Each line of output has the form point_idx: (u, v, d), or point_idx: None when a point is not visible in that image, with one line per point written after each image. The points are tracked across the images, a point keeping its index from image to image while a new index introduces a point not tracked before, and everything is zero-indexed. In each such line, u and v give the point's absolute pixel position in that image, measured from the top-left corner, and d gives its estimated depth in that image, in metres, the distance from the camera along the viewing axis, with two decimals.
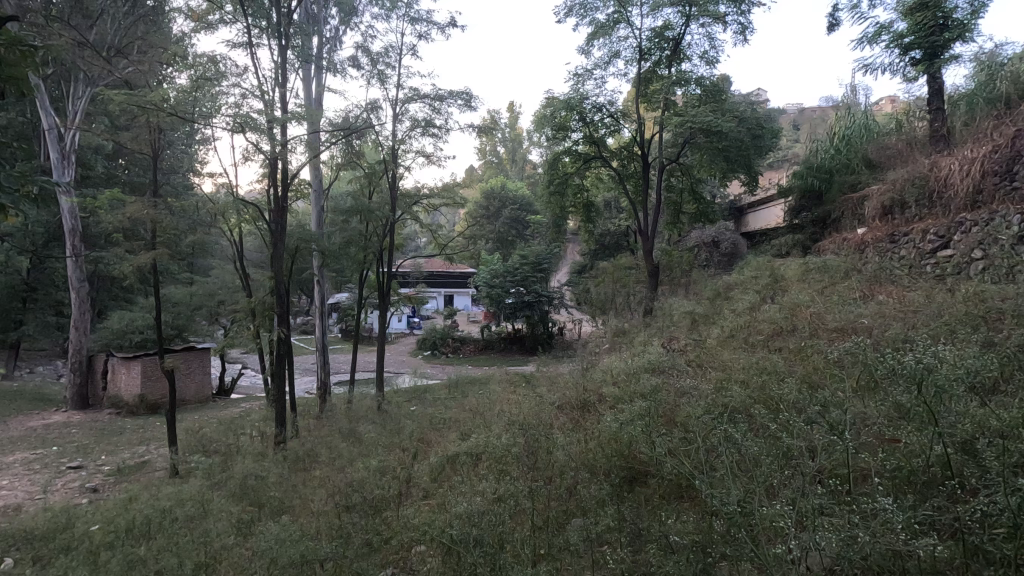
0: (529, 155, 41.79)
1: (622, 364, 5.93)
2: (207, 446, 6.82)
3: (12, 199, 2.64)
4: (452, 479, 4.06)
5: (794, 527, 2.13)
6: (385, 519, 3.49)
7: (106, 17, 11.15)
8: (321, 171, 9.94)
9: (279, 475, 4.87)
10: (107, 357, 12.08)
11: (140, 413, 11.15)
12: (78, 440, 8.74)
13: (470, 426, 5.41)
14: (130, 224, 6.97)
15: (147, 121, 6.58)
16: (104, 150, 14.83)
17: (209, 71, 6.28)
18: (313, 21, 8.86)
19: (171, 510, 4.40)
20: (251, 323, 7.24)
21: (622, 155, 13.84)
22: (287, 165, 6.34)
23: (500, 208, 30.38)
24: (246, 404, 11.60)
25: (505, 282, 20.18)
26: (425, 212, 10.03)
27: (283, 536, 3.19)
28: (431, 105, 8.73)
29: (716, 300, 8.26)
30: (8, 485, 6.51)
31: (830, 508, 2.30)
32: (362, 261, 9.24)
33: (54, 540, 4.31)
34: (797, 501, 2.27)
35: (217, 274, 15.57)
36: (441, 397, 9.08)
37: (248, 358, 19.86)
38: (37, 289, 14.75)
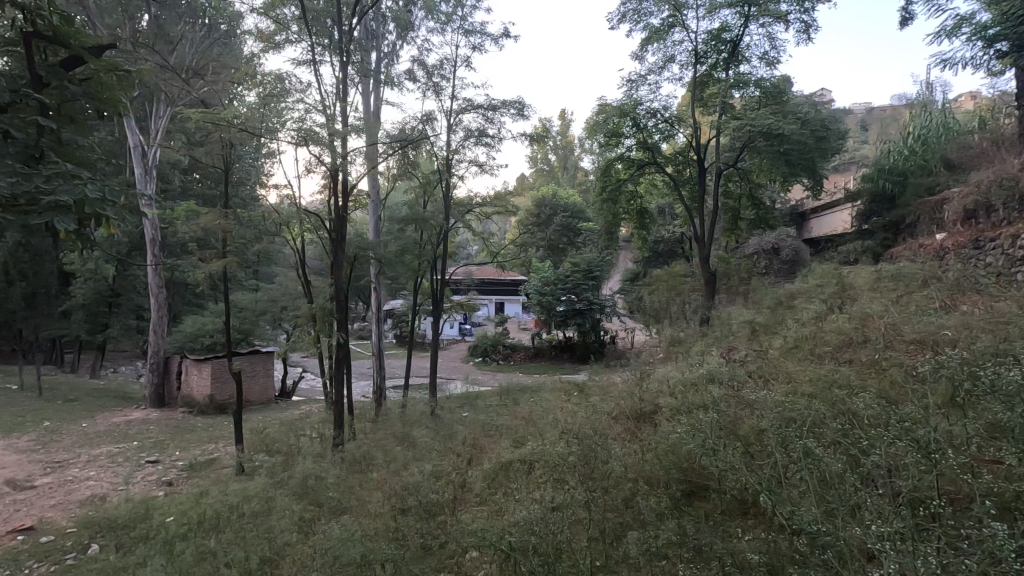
0: (581, 162, 41.71)
1: (678, 374, 5.80)
2: (271, 445, 7.12)
3: (117, 209, 2.84)
4: (506, 486, 4.07)
5: (885, 550, 1.99)
6: (441, 524, 3.54)
7: (185, 42, 11.99)
8: (377, 181, 10.26)
9: (338, 475, 5.01)
10: (181, 359, 12.85)
11: (209, 412, 11.79)
12: (156, 436, 9.32)
13: (525, 434, 5.41)
14: (203, 233, 7.42)
15: (220, 138, 7.00)
16: (181, 165, 15.92)
17: (276, 88, 6.61)
18: (372, 37, 9.20)
19: (239, 505, 4.61)
20: (312, 329, 7.52)
21: (678, 161, 13.65)
22: (348, 177, 6.54)
23: (552, 216, 30.36)
24: (306, 406, 12.07)
25: (556, 290, 20.12)
26: (478, 220, 10.17)
27: (346, 536, 3.29)
28: (485, 115, 8.87)
29: (777, 309, 7.96)
30: (95, 476, 7.03)
31: (923, 532, 2.15)
32: (417, 268, 9.44)
33: (134, 529, 4.64)
34: (885, 522, 2.12)
35: (281, 281, 16.35)
36: (494, 404, 9.12)
37: (308, 362, 20.67)
38: (121, 295, 15.92)
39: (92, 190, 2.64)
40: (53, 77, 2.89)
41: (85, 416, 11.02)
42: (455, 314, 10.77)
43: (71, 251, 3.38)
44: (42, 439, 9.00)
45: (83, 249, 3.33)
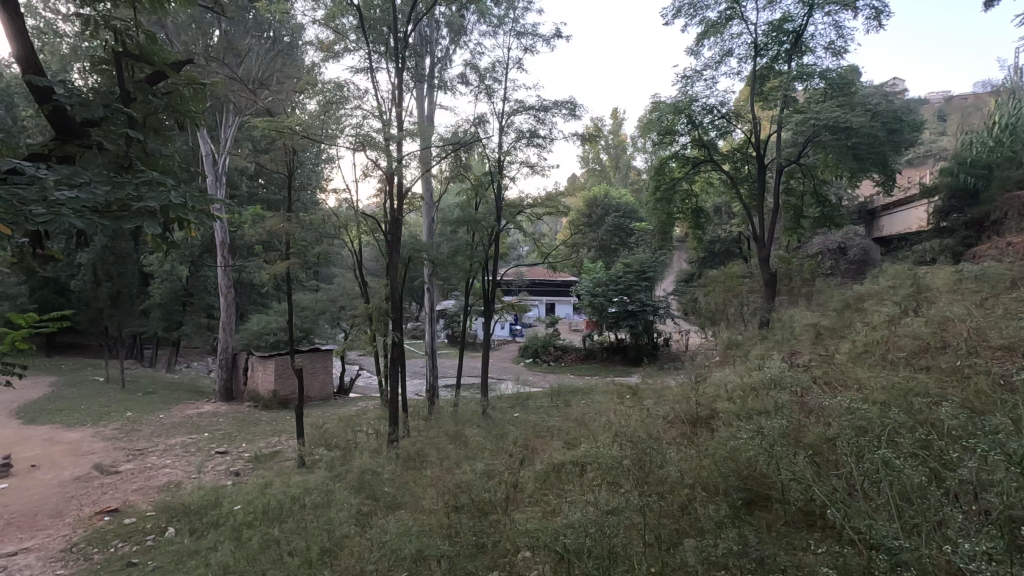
0: (633, 161, 41.04)
1: (737, 378, 5.60)
2: (330, 440, 7.39)
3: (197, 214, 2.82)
4: (558, 488, 4.05)
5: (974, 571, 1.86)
6: (494, 522, 3.58)
7: (253, 54, 12.63)
8: (431, 184, 10.48)
9: (393, 471, 5.14)
10: (248, 356, 13.52)
11: (273, 407, 12.36)
12: (225, 428, 9.88)
13: (576, 436, 5.38)
14: (268, 236, 7.79)
15: (283, 145, 7.32)
16: (247, 171, 16.77)
17: (335, 95, 6.84)
18: (426, 43, 9.40)
19: (301, 497, 4.81)
20: (368, 328, 7.74)
21: (736, 158, 13.32)
22: (403, 180, 6.68)
23: (604, 216, 30.02)
24: (362, 403, 12.45)
25: (608, 291, 19.88)
26: (530, 221, 10.19)
27: (403, 531, 3.39)
28: (536, 116, 8.88)
29: (845, 311, 7.55)
30: (171, 464, 7.52)
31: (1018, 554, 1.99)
32: (469, 269, 9.55)
33: (206, 515, 4.95)
34: (974, 542, 1.99)
35: (339, 282, 16.95)
36: (545, 405, 9.12)
37: (364, 360, 21.30)
38: (194, 294, 16.95)
39: (177, 196, 2.57)
40: (139, 92, 3.11)
41: (162, 408, 11.81)
42: (507, 315, 10.82)
43: (159, 253, 3.33)
44: (125, 428, 9.71)
45: (168, 253, 3.38)
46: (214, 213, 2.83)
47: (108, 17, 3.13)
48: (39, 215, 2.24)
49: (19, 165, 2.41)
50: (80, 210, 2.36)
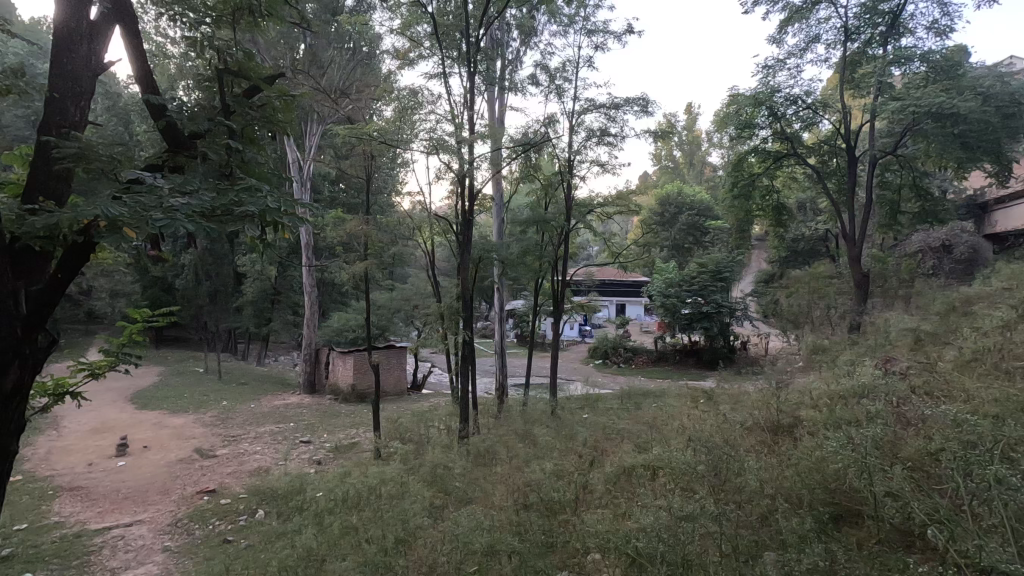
0: (709, 157, 39.59)
1: (823, 385, 5.27)
2: (404, 434, 7.67)
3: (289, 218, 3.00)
4: (630, 491, 3.99)
5: None
6: (563, 522, 3.58)
7: (335, 65, 13.32)
8: (501, 185, 10.60)
9: (464, 466, 5.25)
10: (329, 351, 14.28)
11: (352, 400, 12.98)
12: (308, 419, 10.50)
13: (648, 439, 5.27)
14: (348, 238, 8.19)
15: (363, 150, 7.67)
16: (329, 177, 17.72)
17: (409, 101, 7.07)
18: (497, 45, 9.52)
19: (377, 487, 5.02)
20: (440, 326, 7.95)
21: (822, 150, 12.52)
22: (474, 182, 6.79)
23: (677, 215, 29.13)
24: (434, 399, 12.80)
25: (681, 291, 19.28)
26: (600, 221, 10.07)
27: (475, 525, 3.48)
28: (607, 114, 8.76)
29: (949, 315, 6.91)
30: (261, 450, 8.09)
31: None
32: (538, 269, 9.57)
33: (292, 499, 5.29)
34: None
35: (413, 281, 17.54)
36: (614, 407, 8.99)
37: (436, 358, 21.91)
38: (281, 293, 18.11)
39: (272, 201, 2.77)
40: (238, 105, 3.34)
41: (253, 398, 12.72)
42: (576, 315, 10.75)
43: (255, 256, 3.56)
44: (222, 416, 10.55)
45: (267, 255, 3.59)
46: (304, 215, 2.98)
47: (212, 37, 3.43)
48: (157, 219, 2.42)
49: (140, 175, 2.65)
50: (190, 215, 2.54)
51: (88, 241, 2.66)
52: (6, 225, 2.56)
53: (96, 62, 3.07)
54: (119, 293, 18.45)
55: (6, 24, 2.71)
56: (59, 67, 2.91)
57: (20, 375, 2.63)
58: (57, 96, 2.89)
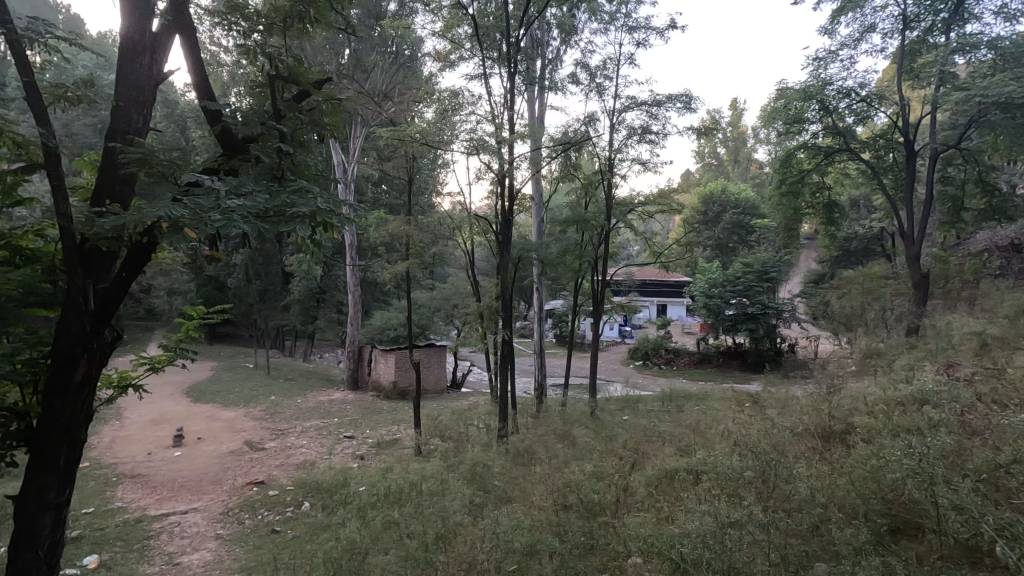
0: (755, 153, 38.47)
1: (879, 391, 5.02)
2: (444, 431, 7.75)
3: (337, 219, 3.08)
4: (672, 495, 3.90)
5: None
6: (604, 525, 3.54)
7: (378, 69, 13.60)
8: (541, 184, 10.58)
9: (503, 465, 5.26)
10: (371, 349, 14.58)
11: (393, 397, 13.22)
12: (351, 415, 10.77)
13: (691, 443, 5.15)
14: (390, 238, 8.35)
15: (405, 152, 7.80)
16: (372, 178, 18.11)
17: (450, 103, 7.14)
18: (537, 45, 9.51)
19: (417, 483, 5.10)
20: (480, 325, 7.99)
21: (878, 145, 11.95)
22: (514, 182, 6.80)
23: (721, 213, 28.41)
24: (473, 398, 12.90)
25: (725, 292, 18.79)
26: (641, 220, 9.92)
27: (515, 525, 3.49)
28: (649, 111, 8.61)
29: (1020, 318, 6.48)
30: (306, 444, 8.34)
31: None
32: (577, 269, 9.51)
33: (336, 493, 5.44)
34: None
35: (453, 281, 17.73)
36: (655, 409, 8.84)
37: (475, 358, 22.08)
38: (326, 292, 18.62)
39: (322, 202, 2.86)
40: (290, 110, 3.48)
41: (300, 394, 13.12)
42: (616, 315, 10.62)
43: (304, 256, 3.67)
44: (270, 410, 10.94)
45: (316, 255, 3.70)
46: (350, 215, 3.05)
47: (264, 44, 3.56)
48: (216, 220, 2.53)
49: (199, 178, 2.77)
50: (246, 216, 2.64)
51: (150, 241, 2.81)
52: (78, 226, 2.72)
53: (157, 71, 3.23)
54: (176, 291, 19.39)
55: (76, 38, 2.88)
56: (124, 78, 3.08)
57: (88, 368, 2.80)
58: (122, 105, 3.05)
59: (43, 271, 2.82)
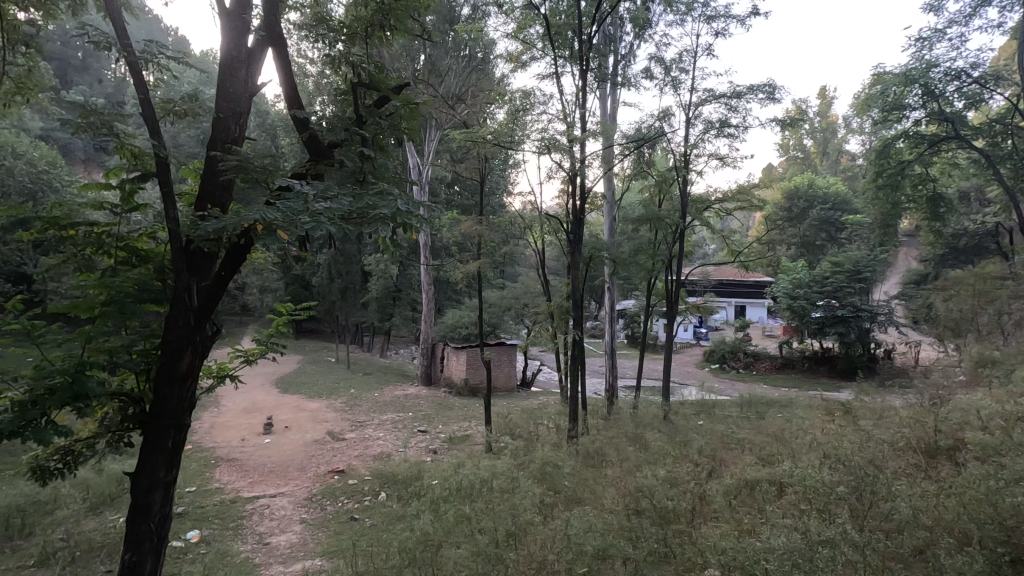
0: (846, 144, 35.84)
1: (994, 405, 4.53)
2: (514, 430, 7.81)
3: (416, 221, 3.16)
4: (753, 506, 3.72)
5: None
6: (680, 534, 3.43)
7: (452, 73, 13.90)
8: (613, 182, 10.40)
9: (574, 466, 5.21)
10: (444, 347, 14.95)
11: (465, 394, 13.48)
12: (425, 410, 11.08)
13: (774, 452, 4.88)
14: (462, 238, 8.52)
15: (477, 153, 7.92)
16: (446, 180, 18.58)
17: (521, 102, 7.16)
18: (610, 41, 9.36)
19: (488, 480, 5.17)
20: (550, 325, 7.97)
21: (993, 131, 10.78)
22: (586, 180, 6.73)
23: (808, 209, 26.74)
24: (543, 398, 12.90)
25: (811, 293, 17.67)
26: (719, 217, 9.51)
27: (587, 527, 3.44)
28: (728, 104, 8.23)
29: None
30: (383, 437, 8.69)
31: None
32: (650, 268, 9.26)
33: (411, 485, 5.63)
34: None
35: (524, 280, 17.84)
36: (733, 415, 8.45)
37: (546, 358, 22.09)
38: (401, 291, 19.30)
39: (402, 204, 2.97)
40: (371, 116, 3.63)
41: (376, 388, 13.67)
42: (691, 317, 10.26)
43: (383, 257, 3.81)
44: (350, 403, 11.49)
45: (395, 254, 3.83)
46: (428, 217, 3.14)
47: (347, 53, 3.72)
48: (305, 221, 2.68)
49: (289, 183, 2.95)
50: (332, 217, 2.78)
51: (245, 243, 3.04)
52: (184, 229, 2.97)
53: (251, 84, 3.47)
54: (267, 290, 20.80)
55: (182, 57, 3.15)
56: (224, 92, 3.33)
57: (192, 359, 3.05)
58: (222, 117, 3.30)
59: (154, 270, 3.10)
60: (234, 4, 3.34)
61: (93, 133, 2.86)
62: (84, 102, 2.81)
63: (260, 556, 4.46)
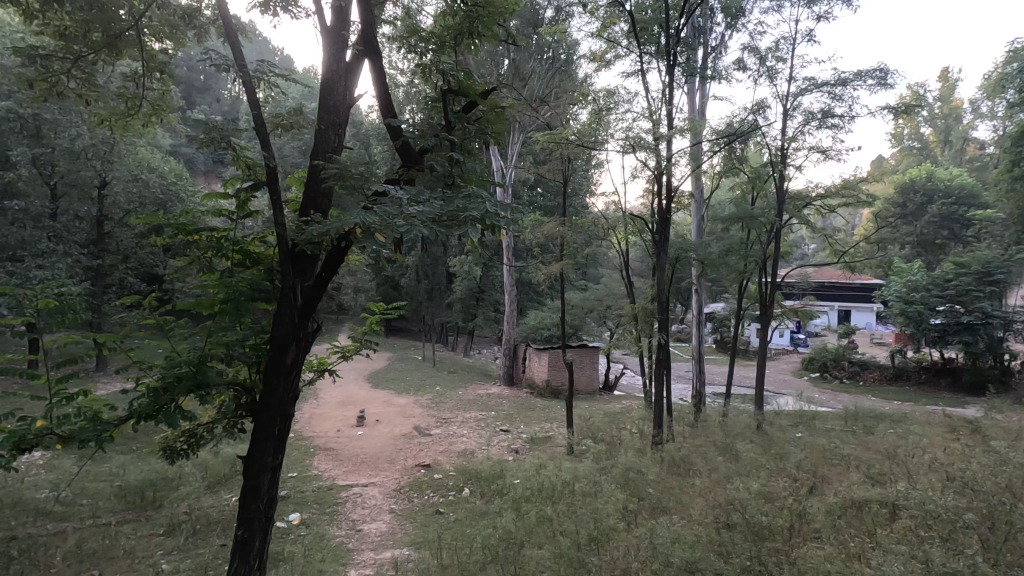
0: (974, 131, 32.02)
1: None
2: (596, 433, 7.71)
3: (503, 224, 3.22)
4: (861, 528, 3.43)
5: None
6: (774, 551, 3.22)
7: (535, 75, 14.00)
8: (702, 180, 9.99)
9: (659, 474, 5.05)
10: (526, 347, 15.07)
11: (546, 395, 13.51)
12: (507, 410, 11.22)
13: (885, 471, 4.47)
14: (544, 239, 8.56)
15: (560, 155, 7.91)
16: (529, 181, 18.75)
17: (605, 102, 7.05)
18: (699, 34, 9.01)
19: (570, 482, 5.14)
20: (633, 327, 7.79)
21: None
22: (672, 179, 6.51)
23: (925, 204, 24.21)
24: (626, 402, 12.64)
25: (930, 297, 15.97)
26: (820, 214, 8.86)
27: (675, 537, 3.32)
28: (832, 92, 7.64)
29: None
30: (466, 434, 8.91)
31: None
32: (742, 270, 8.80)
33: (494, 483, 5.73)
34: None
35: (607, 281, 17.58)
36: (837, 429, 7.81)
37: (629, 361, 21.62)
38: (485, 292, 19.65)
39: (490, 206, 3.03)
40: (458, 121, 3.73)
41: (460, 386, 14.03)
42: (788, 321, 9.62)
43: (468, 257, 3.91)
44: (435, 399, 11.88)
45: (480, 255, 3.91)
46: (515, 220, 3.19)
47: (437, 61, 3.84)
48: (400, 225, 2.81)
49: (385, 188, 3.10)
50: (425, 221, 2.90)
51: (343, 246, 3.23)
52: (290, 233, 3.20)
53: (349, 96, 3.68)
54: (360, 290, 22.00)
55: (289, 74, 3.40)
56: (324, 104, 3.55)
57: (297, 353, 3.29)
58: (323, 128, 3.53)
59: (265, 271, 3.37)
60: (334, 21, 3.56)
61: (214, 147, 3.16)
62: (207, 120, 3.11)
63: (352, 541, 4.72)
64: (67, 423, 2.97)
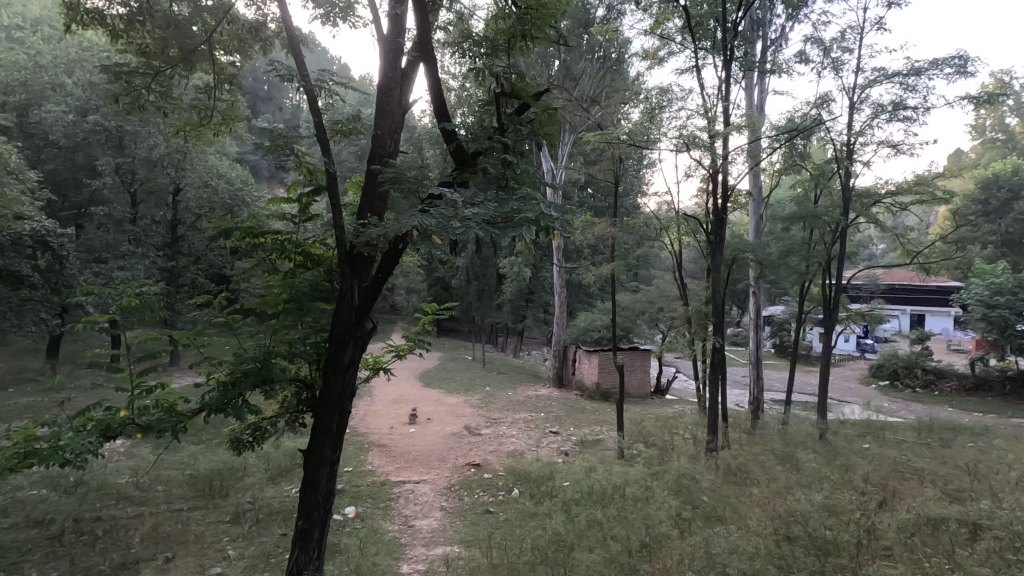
0: None
1: None
2: (648, 437, 7.57)
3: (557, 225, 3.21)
4: (937, 548, 3.21)
5: None
6: (840, 568, 3.06)
7: (585, 75, 13.90)
8: (760, 178, 9.62)
9: (714, 481, 4.90)
10: (576, 349, 14.96)
11: (596, 398, 13.37)
12: (556, 412, 11.17)
13: (965, 488, 4.16)
14: (595, 240, 8.48)
15: (611, 155, 7.82)
16: (579, 182, 18.61)
17: (658, 101, 6.91)
18: (758, 26, 8.69)
19: (622, 487, 5.06)
20: (687, 330, 7.60)
21: None
22: (729, 177, 6.31)
23: (1011, 201, 22.39)
24: (678, 406, 12.33)
25: (1017, 301, 14.76)
26: (890, 212, 8.36)
27: (732, 548, 3.21)
28: (904, 83, 7.20)
29: None
30: (515, 434, 8.93)
31: None
32: (804, 271, 8.42)
33: (543, 484, 5.72)
34: None
35: (660, 283, 17.21)
36: (911, 441, 7.34)
37: (682, 365, 21.08)
38: (534, 293, 19.65)
39: (545, 207, 3.02)
40: (511, 124, 3.72)
41: (510, 387, 14.09)
42: (854, 325, 9.12)
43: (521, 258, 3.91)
44: (485, 399, 11.97)
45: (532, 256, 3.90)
46: (570, 221, 3.17)
47: (491, 64, 3.86)
48: (455, 226, 2.85)
49: (440, 191, 3.14)
50: (480, 223, 2.93)
51: (399, 247, 3.30)
52: (349, 235, 3.31)
53: (404, 102, 3.76)
54: (412, 290, 22.47)
55: (347, 82, 3.52)
56: (381, 110, 3.65)
57: (355, 351, 3.40)
58: (379, 133, 3.63)
59: (325, 271, 3.50)
60: (391, 29, 3.65)
61: (279, 154, 3.31)
62: (273, 128, 3.26)
63: (405, 536, 4.83)
64: (147, 414, 3.17)
